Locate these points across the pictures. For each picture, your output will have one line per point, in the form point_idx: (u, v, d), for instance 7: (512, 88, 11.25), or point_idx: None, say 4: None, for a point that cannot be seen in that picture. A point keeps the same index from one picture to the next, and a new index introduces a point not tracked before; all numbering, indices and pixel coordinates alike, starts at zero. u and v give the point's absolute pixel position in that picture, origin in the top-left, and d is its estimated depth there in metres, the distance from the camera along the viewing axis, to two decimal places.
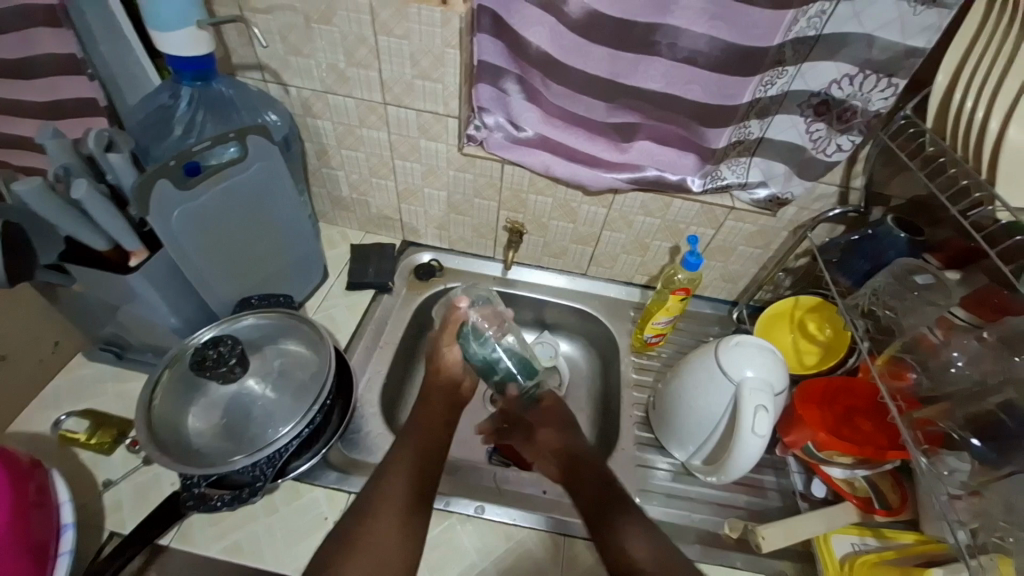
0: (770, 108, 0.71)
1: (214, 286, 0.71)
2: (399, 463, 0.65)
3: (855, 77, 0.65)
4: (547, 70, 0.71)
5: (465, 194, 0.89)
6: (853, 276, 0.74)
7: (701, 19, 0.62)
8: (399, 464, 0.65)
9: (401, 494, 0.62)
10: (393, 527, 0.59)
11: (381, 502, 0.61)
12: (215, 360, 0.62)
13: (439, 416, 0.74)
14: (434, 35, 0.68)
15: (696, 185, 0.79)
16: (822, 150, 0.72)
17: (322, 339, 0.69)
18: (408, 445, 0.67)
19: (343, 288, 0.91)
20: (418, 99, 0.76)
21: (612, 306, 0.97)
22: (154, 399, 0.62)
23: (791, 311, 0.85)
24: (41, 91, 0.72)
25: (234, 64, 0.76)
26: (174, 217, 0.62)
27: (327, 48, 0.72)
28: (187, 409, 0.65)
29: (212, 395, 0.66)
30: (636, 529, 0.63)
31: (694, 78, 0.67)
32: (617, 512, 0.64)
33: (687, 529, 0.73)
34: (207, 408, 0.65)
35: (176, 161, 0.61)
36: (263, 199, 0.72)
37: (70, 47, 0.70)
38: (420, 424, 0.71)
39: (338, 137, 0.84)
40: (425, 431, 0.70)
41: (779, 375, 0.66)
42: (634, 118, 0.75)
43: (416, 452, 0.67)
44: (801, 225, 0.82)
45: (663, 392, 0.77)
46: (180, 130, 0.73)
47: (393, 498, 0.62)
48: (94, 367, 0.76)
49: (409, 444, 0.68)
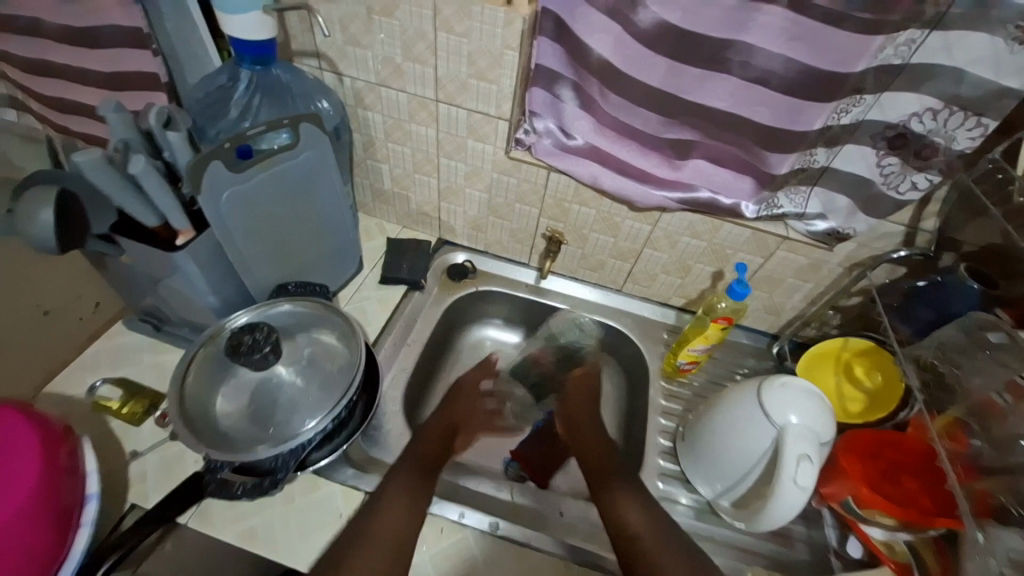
0: (841, 137, 0.67)
1: (254, 269, 0.71)
2: (403, 495, 0.64)
3: (938, 112, 0.61)
4: (605, 79, 0.69)
5: (507, 198, 0.87)
6: (915, 325, 0.69)
7: (778, 39, 0.58)
8: (397, 495, 0.64)
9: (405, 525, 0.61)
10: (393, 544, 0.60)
11: (372, 531, 0.61)
12: (249, 347, 0.61)
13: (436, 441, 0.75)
14: (495, 35, 0.67)
15: (750, 211, 0.76)
16: (893, 186, 0.68)
17: (354, 333, 0.69)
18: (401, 472, 0.67)
19: (376, 281, 0.91)
20: (471, 100, 0.75)
21: (645, 326, 0.94)
22: (187, 377, 0.64)
23: (837, 352, 0.80)
24: (105, 61, 0.76)
25: (293, 50, 0.77)
26: (223, 198, 0.62)
27: (386, 41, 0.71)
28: (215, 388, 0.65)
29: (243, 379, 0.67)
30: (632, 498, 0.68)
31: (763, 99, 0.64)
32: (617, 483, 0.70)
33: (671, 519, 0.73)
34: (233, 391, 0.65)
35: (230, 144, 0.61)
36: (309, 186, 0.72)
37: (138, 22, 0.72)
38: (414, 449, 0.71)
39: (386, 131, 0.84)
40: (416, 457, 0.70)
41: (827, 424, 0.62)
42: (691, 136, 0.71)
43: (409, 486, 0.65)
44: (858, 263, 0.77)
45: (695, 423, 0.74)
46: (236, 112, 0.74)
47: (381, 524, 0.61)
48: (131, 337, 0.78)
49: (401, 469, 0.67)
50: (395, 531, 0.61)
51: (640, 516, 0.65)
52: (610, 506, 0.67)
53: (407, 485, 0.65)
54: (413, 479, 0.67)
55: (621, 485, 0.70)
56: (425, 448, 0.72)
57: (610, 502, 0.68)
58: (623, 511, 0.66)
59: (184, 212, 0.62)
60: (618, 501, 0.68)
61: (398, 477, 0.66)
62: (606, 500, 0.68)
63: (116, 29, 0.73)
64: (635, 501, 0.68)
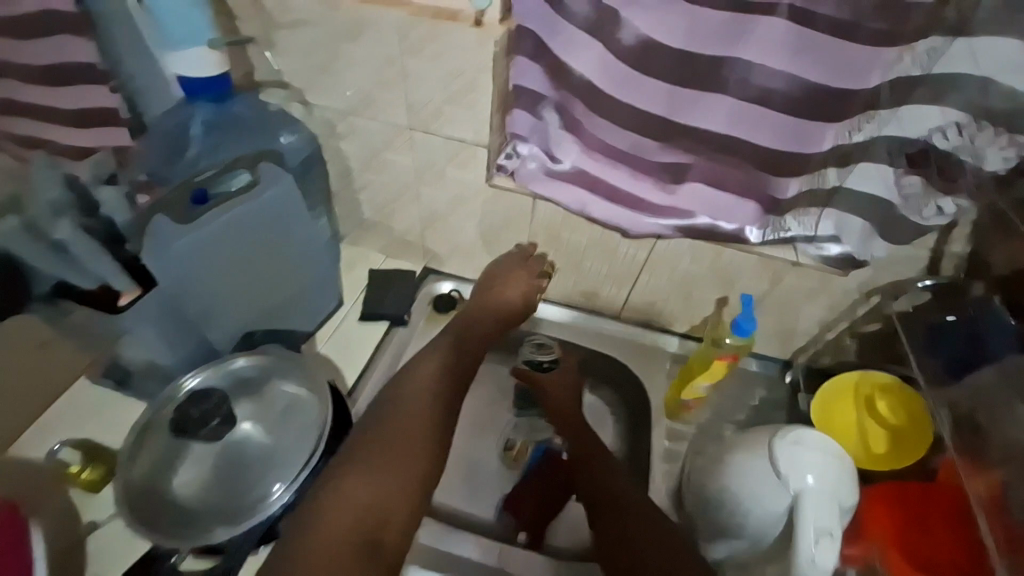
0: (852, 155, 0.60)
1: (219, 322, 0.67)
2: (414, 426, 0.61)
3: (966, 127, 0.54)
4: (589, 101, 0.63)
5: (493, 226, 0.82)
6: (944, 360, 0.63)
7: (779, 52, 0.52)
8: (406, 425, 0.61)
9: (422, 451, 0.59)
10: (409, 463, 0.58)
11: (386, 455, 0.58)
12: (196, 421, 0.53)
13: (442, 360, 0.69)
14: (467, 59, 0.61)
15: (754, 236, 0.69)
16: (916, 211, 0.61)
17: (317, 380, 0.64)
18: (407, 399, 0.64)
19: (358, 316, 0.86)
20: (447, 126, 0.69)
21: (646, 354, 0.88)
22: (137, 462, 0.59)
23: (855, 387, 0.74)
24: (70, 98, 0.69)
25: (257, 80, 0.71)
26: (176, 244, 0.58)
27: (352, 68, 0.66)
28: (175, 463, 0.60)
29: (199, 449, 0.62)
30: (618, 472, 0.69)
31: (763, 120, 0.57)
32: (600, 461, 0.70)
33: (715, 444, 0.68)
34: (193, 464, 0.60)
35: (178, 191, 0.61)
36: (281, 223, 0.66)
37: (91, 57, 0.67)
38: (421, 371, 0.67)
39: (363, 162, 0.78)
40: (427, 381, 0.66)
41: (846, 489, 0.56)
42: (686, 158, 0.65)
43: (424, 416, 0.62)
44: (874, 289, 0.70)
45: (699, 472, 0.67)
46: (194, 153, 0.71)
47: (399, 442, 0.59)
48: (94, 392, 0.74)
49: (412, 399, 0.64)
50: (411, 461, 0.58)
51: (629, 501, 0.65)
52: (597, 484, 0.68)
53: (415, 413, 0.62)
54: (427, 408, 0.63)
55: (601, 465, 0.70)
56: (437, 369, 0.68)
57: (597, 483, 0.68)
58: (609, 487, 0.67)
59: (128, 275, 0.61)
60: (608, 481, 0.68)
61: (411, 407, 0.63)
62: (592, 481, 0.68)
63: (79, 66, 0.67)
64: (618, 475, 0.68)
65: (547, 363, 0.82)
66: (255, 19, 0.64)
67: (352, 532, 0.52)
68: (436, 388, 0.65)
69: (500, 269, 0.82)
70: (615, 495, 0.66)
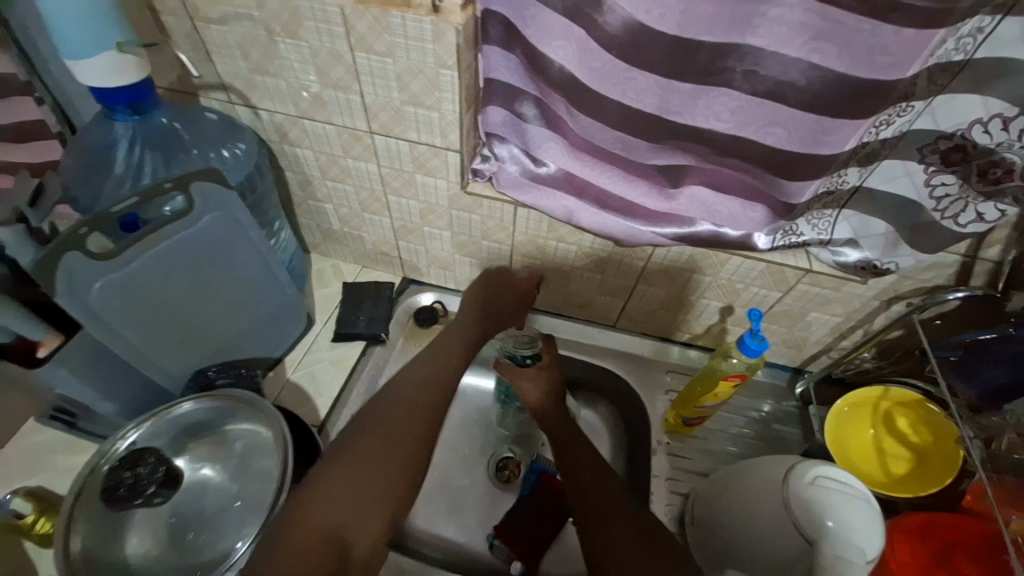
0: (877, 154, 0.53)
1: (161, 360, 0.61)
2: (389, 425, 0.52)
3: (1012, 119, 0.46)
4: (571, 96, 0.54)
5: (472, 235, 0.74)
6: (978, 387, 0.57)
7: (795, 39, 0.43)
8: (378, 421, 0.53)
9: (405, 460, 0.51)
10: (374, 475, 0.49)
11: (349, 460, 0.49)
12: (129, 488, 0.51)
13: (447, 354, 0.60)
14: (425, 52, 0.52)
15: (763, 242, 0.62)
16: (952, 215, 0.53)
17: (268, 415, 0.57)
18: (398, 400, 0.55)
19: (330, 338, 0.79)
20: (410, 129, 0.61)
21: (644, 370, 0.80)
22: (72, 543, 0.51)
23: (875, 402, 0.68)
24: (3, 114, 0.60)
25: (193, 83, 0.63)
26: (93, 290, 0.52)
27: (297, 65, 0.57)
28: (125, 527, 0.54)
29: (151, 511, 0.56)
30: (588, 460, 0.61)
31: (776, 118, 0.49)
32: (578, 452, 0.62)
33: (761, 464, 0.60)
34: (147, 525, 0.55)
35: (87, 228, 0.51)
36: (218, 244, 0.59)
37: (11, 67, 0.58)
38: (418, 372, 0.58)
39: (323, 169, 0.70)
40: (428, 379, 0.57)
41: (872, 539, 0.51)
42: (685, 160, 0.57)
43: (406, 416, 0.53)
44: (897, 294, 0.64)
45: (711, 502, 0.63)
46: (120, 174, 0.60)
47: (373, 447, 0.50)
48: (46, 435, 0.68)
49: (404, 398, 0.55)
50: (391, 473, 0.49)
51: (612, 509, 0.55)
52: (569, 474, 0.60)
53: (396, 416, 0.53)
54: (418, 411, 0.54)
55: (578, 452, 0.62)
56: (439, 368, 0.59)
57: (570, 473, 0.60)
58: (585, 481, 0.59)
59: (39, 318, 0.56)
60: (573, 470, 0.60)
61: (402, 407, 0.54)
62: (570, 469, 0.60)
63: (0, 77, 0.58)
64: (586, 464, 0.60)
65: (529, 359, 0.71)
66: (177, 10, 0.55)
67: (307, 565, 0.42)
68: (433, 390, 0.56)
69: (503, 278, 0.70)
70: (584, 490, 0.58)
